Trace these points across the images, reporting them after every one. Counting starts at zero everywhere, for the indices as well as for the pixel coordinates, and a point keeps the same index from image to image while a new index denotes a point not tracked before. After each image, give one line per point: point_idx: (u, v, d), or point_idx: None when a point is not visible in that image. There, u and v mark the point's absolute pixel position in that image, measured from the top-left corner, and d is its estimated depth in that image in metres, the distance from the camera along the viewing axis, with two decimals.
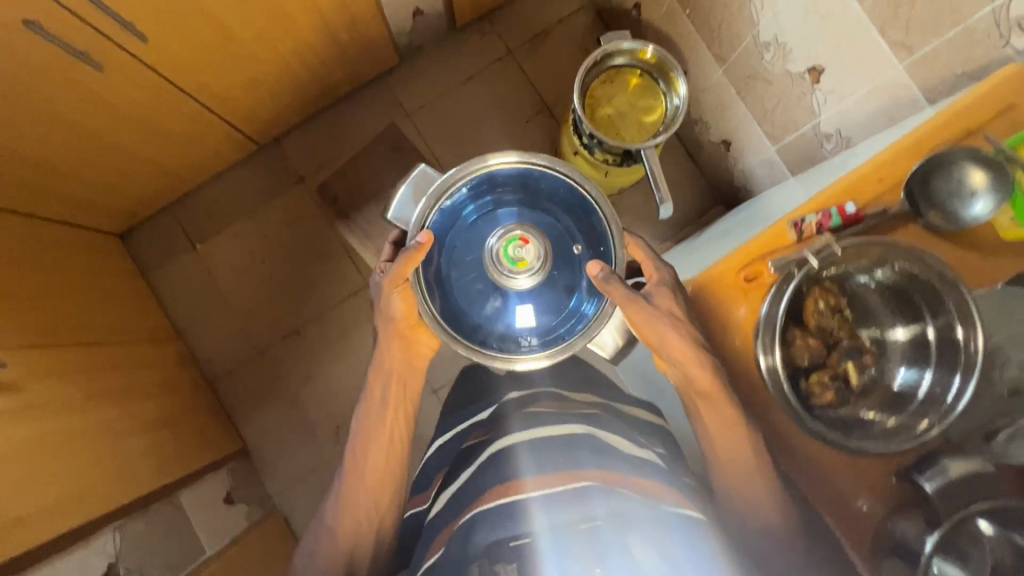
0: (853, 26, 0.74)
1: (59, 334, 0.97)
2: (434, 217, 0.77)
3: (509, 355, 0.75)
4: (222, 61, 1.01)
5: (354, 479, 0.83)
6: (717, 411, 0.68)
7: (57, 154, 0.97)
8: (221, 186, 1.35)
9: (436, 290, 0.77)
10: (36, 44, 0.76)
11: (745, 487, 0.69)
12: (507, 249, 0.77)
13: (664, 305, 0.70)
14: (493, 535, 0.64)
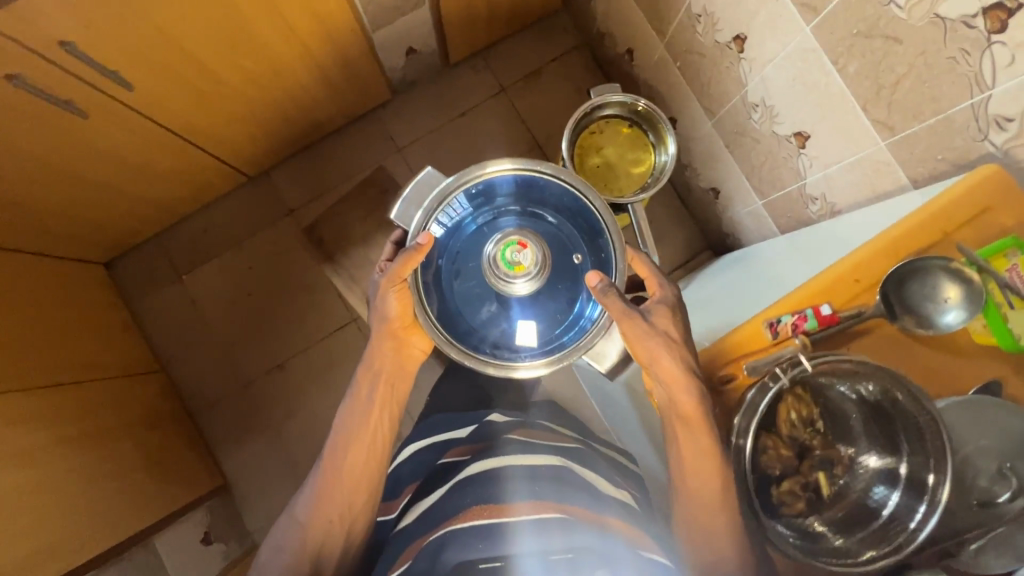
0: (839, 100, 0.75)
1: (40, 374, 0.96)
2: (434, 226, 0.75)
3: (507, 363, 0.73)
4: (212, 103, 1.01)
5: (332, 472, 0.78)
6: (704, 433, 0.67)
7: (40, 193, 0.96)
8: (209, 216, 1.33)
9: (433, 292, 0.76)
10: (20, 97, 0.76)
11: (706, 515, 0.69)
12: (504, 253, 0.75)
13: (662, 324, 0.70)
14: (464, 555, 0.67)
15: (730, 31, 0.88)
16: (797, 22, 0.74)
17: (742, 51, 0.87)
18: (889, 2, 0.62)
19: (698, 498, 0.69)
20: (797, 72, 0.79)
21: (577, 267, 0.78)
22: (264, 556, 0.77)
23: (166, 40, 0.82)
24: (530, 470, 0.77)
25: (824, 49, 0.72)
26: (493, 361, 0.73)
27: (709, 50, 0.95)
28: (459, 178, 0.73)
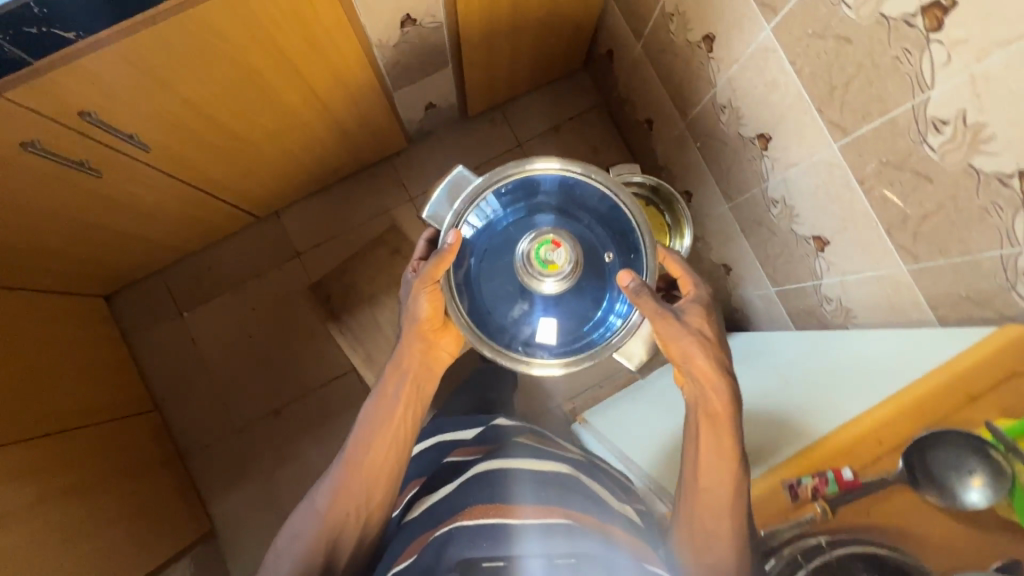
0: (861, 218, 0.74)
1: (33, 423, 0.94)
2: (466, 224, 0.69)
3: (526, 359, 0.67)
4: (226, 156, 0.99)
5: (352, 466, 0.75)
6: (723, 428, 0.64)
7: (47, 237, 0.95)
8: (214, 253, 1.32)
9: (464, 288, 0.69)
10: (35, 160, 0.75)
11: (713, 519, 0.64)
12: (540, 252, 0.66)
13: (694, 324, 0.65)
14: (468, 552, 0.62)
15: (754, 128, 0.87)
16: (826, 137, 0.74)
17: (766, 148, 0.86)
18: (921, 142, 0.61)
19: (707, 500, 0.64)
20: (821, 181, 0.78)
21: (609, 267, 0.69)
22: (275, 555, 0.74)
23: (187, 104, 0.81)
24: (537, 476, 0.73)
25: (850, 167, 0.72)
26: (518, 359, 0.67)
27: (732, 139, 0.95)
28: (492, 175, 0.67)
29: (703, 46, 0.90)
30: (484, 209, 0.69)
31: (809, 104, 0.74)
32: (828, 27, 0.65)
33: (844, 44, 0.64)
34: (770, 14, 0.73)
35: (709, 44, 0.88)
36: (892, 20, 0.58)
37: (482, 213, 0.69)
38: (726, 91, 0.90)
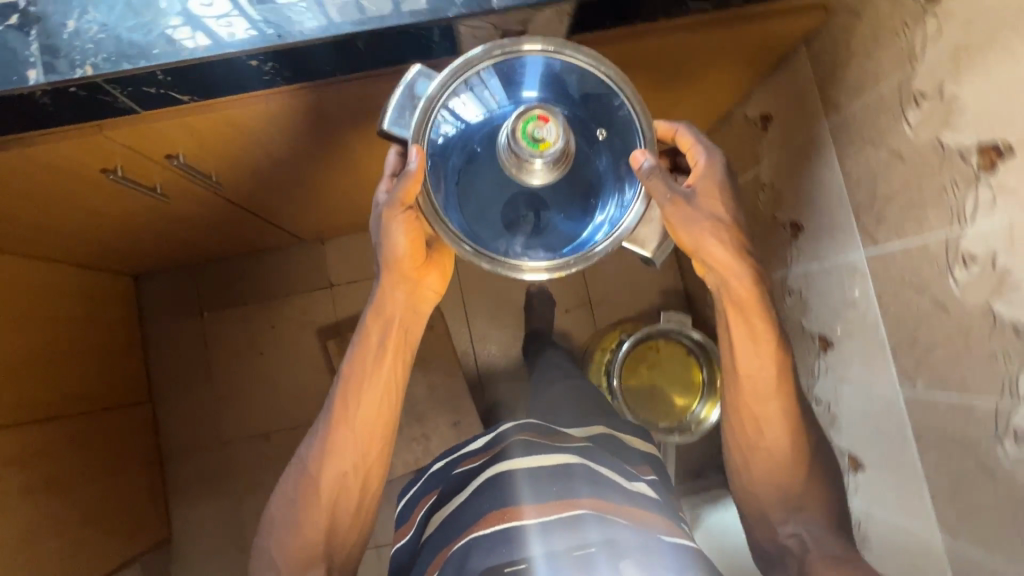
0: (907, 468, 0.72)
1: (25, 411, 0.93)
2: (442, 114, 0.56)
3: (513, 261, 0.55)
4: (290, 198, 0.99)
5: (348, 412, 0.69)
6: (750, 314, 0.63)
7: (98, 231, 0.95)
8: (250, 262, 1.31)
9: (450, 189, 0.58)
10: (112, 183, 0.75)
11: (759, 415, 0.68)
12: (523, 131, 0.52)
13: (709, 207, 0.59)
14: (490, 562, 0.59)
15: (817, 327, 0.86)
16: (891, 377, 0.72)
17: (824, 352, 0.85)
18: (995, 442, 0.58)
19: (750, 390, 0.67)
20: (874, 413, 0.76)
21: (604, 167, 0.60)
22: (271, 547, 0.68)
23: (271, 159, 0.80)
24: (532, 472, 0.67)
25: (911, 421, 0.70)
26: (514, 261, 0.55)
27: (793, 323, 0.93)
28: (465, 60, 0.53)
29: (788, 230, 0.89)
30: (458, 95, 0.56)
31: (883, 341, 0.72)
32: (927, 287, 0.63)
33: (940, 311, 0.62)
34: (869, 242, 0.72)
35: (796, 231, 0.87)
36: (997, 317, 0.55)
37: (459, 102, 0.57)
38: (799, 280, 0.89)
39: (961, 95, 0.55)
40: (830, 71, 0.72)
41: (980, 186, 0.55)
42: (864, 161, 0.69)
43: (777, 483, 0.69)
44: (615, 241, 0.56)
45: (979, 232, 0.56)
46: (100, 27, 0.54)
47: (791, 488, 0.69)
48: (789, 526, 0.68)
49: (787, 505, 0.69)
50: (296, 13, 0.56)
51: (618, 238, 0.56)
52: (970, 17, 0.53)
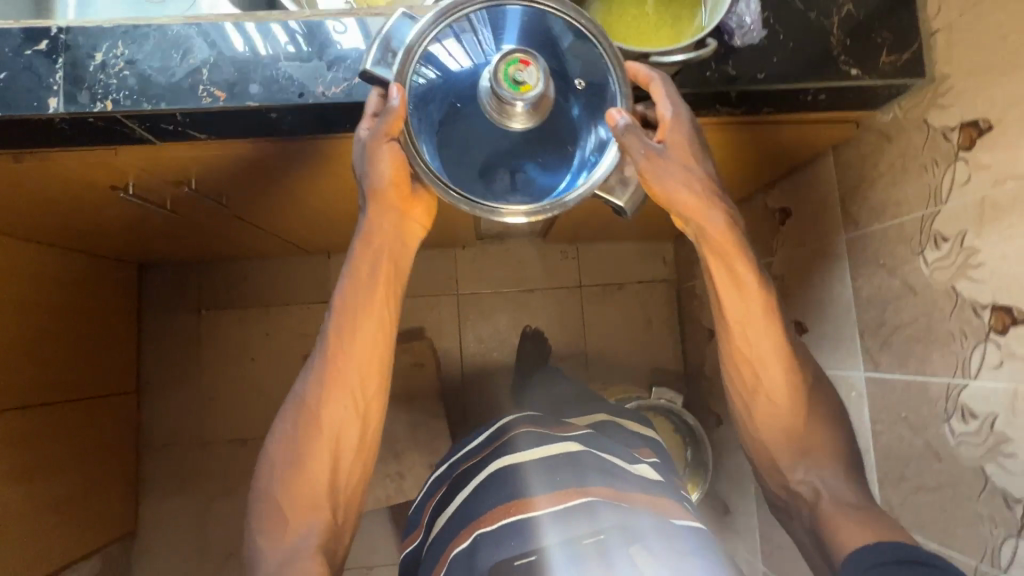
0: None
1: (14, 395, 0.93)
2: (428, 57, 0.46)
3: (493, 204, 0.46)
4: (297, 220, 0.99)
5: (348, 342, 0.57)
6: (734, 263, 0.55)
7: (109, 230, 0.95)
8: (255, 266, 1.31)
9: (427, 137, 0.48)
10: (122, 198, 0.76)
11: (758, 366, 0.59)
12: (505, 71, 0.43)
13: (680, 157, 0.51)
14: (499, 556, 0.55)
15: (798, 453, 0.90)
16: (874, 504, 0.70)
17: None
18: None
19: (742, 342, 0.58)
20: None
21: (580, 115, 0.49)
22: (266, 492, 0.56)
23: (284, 194, 0.80)
24: (544, 464, 0.62)
25: None
26: (492, 205, 0.46)
27: None
28: (445, 6, 0.44)
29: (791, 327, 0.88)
30: (440, 40, 0.46)
31: (870, 466, 0.70)
32: (923, 428, 0.62)
33: (933, 456, 0.61)
34: (870, 363, 0.70)
35: (799, 331, 0.85)
36: (989, 479, 0.54)
37: (445, 47, 0.46)
38: None
39: (983, 251, 0.54)
40: (854, 187, 0.71)
41: (988, 344, 0.54)
42: (877, 285, 0.68)
43: (789, 436, 0.60)
44: (592, 187, 0.47)
45: (982, 390, 0.54)
46: (126, 63, 0.54)
47: (812, 447, 0.60)
48: (799, 474, 0.60)
49: (794, 450, 0.61)
50: (321, 73, 0.56)
51: (596, 184, 0.47)
52: (1002, 175, 0.51)
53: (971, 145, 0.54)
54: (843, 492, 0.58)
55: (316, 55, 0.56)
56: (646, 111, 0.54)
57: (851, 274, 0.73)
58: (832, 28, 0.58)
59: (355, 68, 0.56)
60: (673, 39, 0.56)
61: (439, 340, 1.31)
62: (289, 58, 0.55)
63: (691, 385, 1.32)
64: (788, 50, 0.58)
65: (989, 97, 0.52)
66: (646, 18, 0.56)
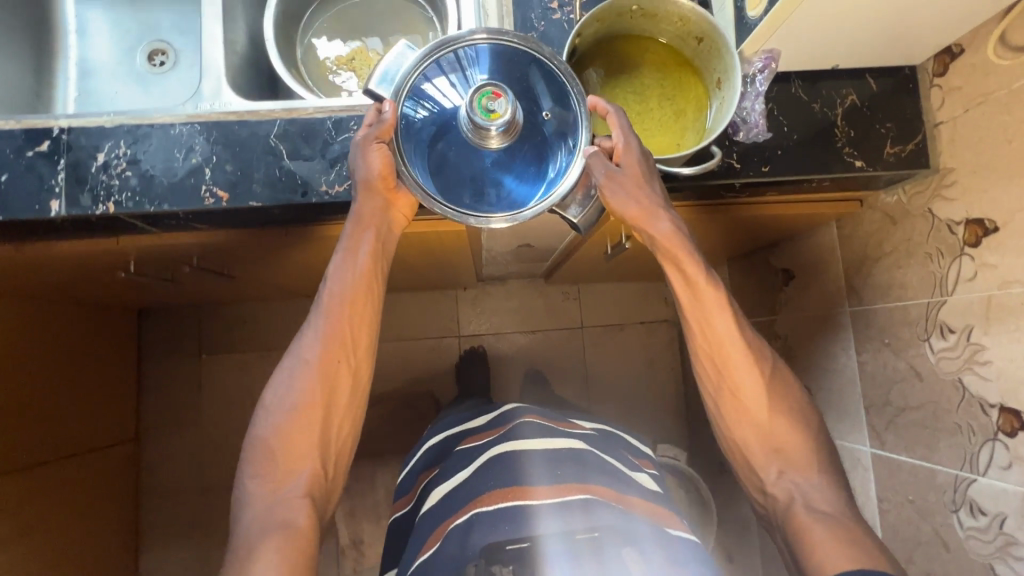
0: None
1: (28, 454, 0.93)
2: (423, 89, 0.49)
3: (472, 213, 0.47)
4: (299, 281, 0.98)
5: (349, 292, 0.53)
6: (686, 265, 0.51)
7: (112, 291, 0.94)
8: (255, 310, 1.30)
9: (418, 151, 0.50)
10: (120, 273, 0.75)
11: (722, 363, 0.53)
12: (477, 101, 0.45)
13: (633, 177, 0.50)
14: (493, 536, 0.53)
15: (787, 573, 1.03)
16: None
17: None
18: None
19: (707, 342, 0.53)
20: None
21: (550, 133, 0.50)
22: (261, 435, 0.51)
23: (285, 263, 0.80)
24: (548, 455, 0.61)
25: None
26: (467, 214, 0.47)
27: None
28: (437, 41, 0.47)
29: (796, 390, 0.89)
30: (431, 75, 0.49)
31: None
32: (930, 515, 0.62)
33: (941, 544, 0.61)
34: (876, 440, 0.70)
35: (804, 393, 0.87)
36: None
37: (438, 86, 0.49)
38: None
39: (990, 349, 0.54)
40: (858, 262, 0.72)
41: (997, 443, 0.53)
42: (882, 363, 0.68)
43: (760, 434, 0.52)
44: (549, 204, 0.47)
45: (990, 488, 0.54)
46: (128, 163, 0.54)
47: (790, 454, 0.52)
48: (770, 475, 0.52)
49: (766, 449, 0.52)
50: (324, 170, 0.55)
51: (554, 201, 0.47)
52: (1008, 278, 0.52)
53: (977, 243, 0.55)
54: (819, 499, 0.49)
55: (318, 153, 0.56)
56: (599, 144, 0.51)
57: (856, 350, 0.73)
58: (836, 120, 0.58)
59: None
60: (678, 138, 0.56)
61: (441, 384, 1.29)
62: (292, 156, 0.55)
63: (693, 426, 1.31)
64: (793, 143, 0.58)
65: (995, 199, 0.53)
66: (653, 107, 0.56)
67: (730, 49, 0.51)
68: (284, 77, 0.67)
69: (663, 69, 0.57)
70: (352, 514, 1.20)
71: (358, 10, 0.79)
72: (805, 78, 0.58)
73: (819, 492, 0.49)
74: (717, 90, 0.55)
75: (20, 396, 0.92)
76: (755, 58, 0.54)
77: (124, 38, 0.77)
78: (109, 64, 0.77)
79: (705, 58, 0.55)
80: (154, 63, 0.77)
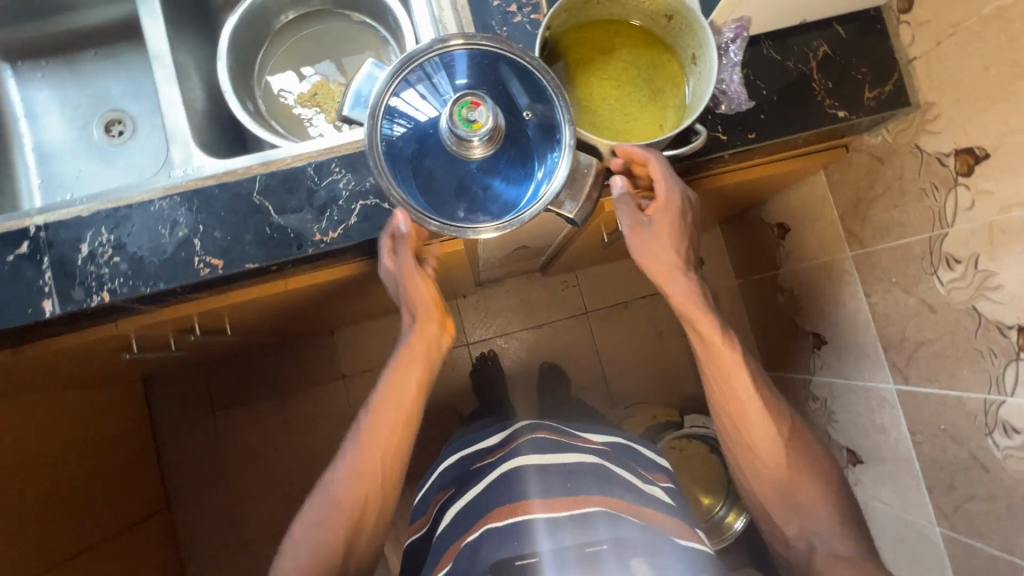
0: None
1: (66, 545, 0.92)
2: (398, 106, 0.48)
3: (467, 225, 0.47)
4: (302, 324, 0.97)
5: (396, 397, 0.61)
6: (702, 326, 0.58)
7: (116, 370, 0.92)
8: (260, 358, 1.29)
9: (397, 168, 0.48)
10: (118, 352, 0.73)
11: (739, 417, 0.60)
12: (457, 114, 0.44)
13: (657, 231, 0.56)
14: (504, 552, 0.54)
15: None
16: (927, 512, 0.71)
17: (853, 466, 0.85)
18: None
19: (726, 399, 0.60)
20: None
21: (533, 132, 0.50)
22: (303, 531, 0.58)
23: (286, 311, 0.79)
24: (540, 467, 0.61)
25: (949, 558, 0.69)
26: (463, 226, 0.47)
27: (817, 429, 0.94)
28: (406, 56, 0.46)
29: (811, 338, 0.90)
30: (401, 91, 0.48)
31: (916, 472, 0.72)
32: (965, 440, 0.63)
33: (980, 467, 0.61)
34: (899, 376, 0.71)
35: (819, 342, 0.88)
36: None
37: (411, 102, 0.48)
38: (825, 389, 0.90)
39: (998, 274, 0.55)
40: (853, 206, 0.73)
41: (1021, 362, 0.54)
42: (893, 302, 0.69)
43: (776, 484, 0.59)
44: (543, 204, 0.47)
45: (1020, 406, 0.55)
46: (114, 249, 0.53)
47: (804, 504, 0.59)
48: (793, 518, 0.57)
49: (785, 501, 0.59)
50: (314, 219, 0.54)
51: (547, 201, 0.47)
52: (1007, 202, 0.52)
53: (970, 171, 0.56)
54: (839, 546, 0.55)
55: (305, 203, 0.54)
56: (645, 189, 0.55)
57: (865, 291, 0.74)
58: (811, 73, 0.58)
59: (349, 209, 0.54)
60: (659, 118, 0.54)
61: (458, 395, 1.29)
62: (280, 211, 0.54)
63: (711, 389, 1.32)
64: (774, 104, 0.58)
65: (980, 126, 0.54)
66: (629, 90, 0.55)
67: (703, 24, 0.50)
68: (251, 127, 0.65)
69: (637, 50, 0.56)
70: (397, 540, 1.20)
71: (311, 41, 0.77)
72: (774, 36, 0.58)
73: (834, 541, 0.56)
74: (692, 66, 0.54)
75: (42, 491, 0.90)
76: (725, 28, 0.53)
77: (77, 114, 0.75)
78: (66, 143, 0.74)
79: (677, 35, 0.54)
80: (112, 135, 0.75)
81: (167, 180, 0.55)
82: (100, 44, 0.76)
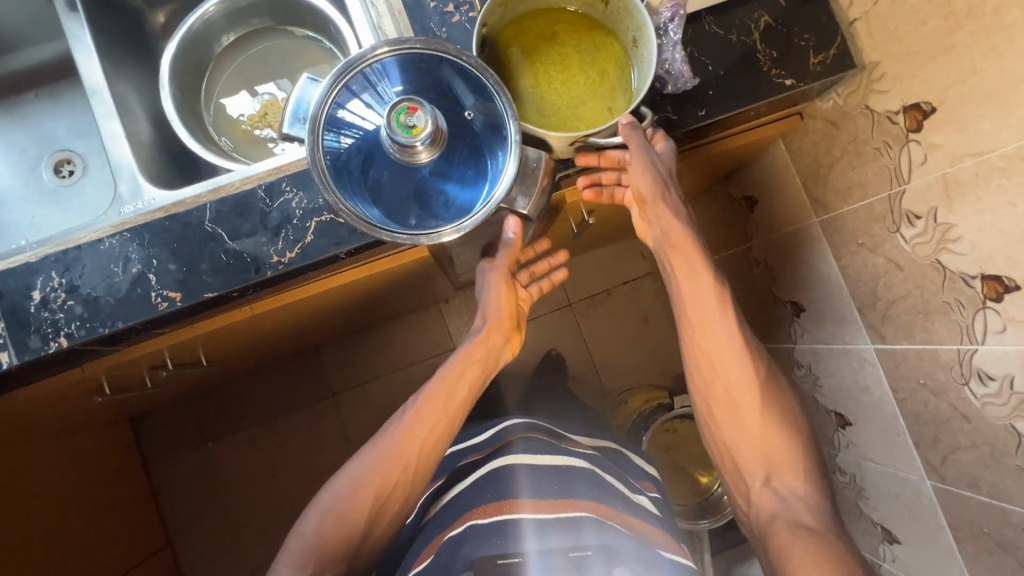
0: None
1: None
2: (342, 117, 0.47)
3: (422, 232, 0.46)
4: (282, 346, 0.96)
5: (453, 379, 0.64)
6: (694, 262, 0.59)
7: (97, 412, 0.91)
8: (246, 384, 1.27)
9: (347, 180, 0.47)
10: (90, 395, 0.72)
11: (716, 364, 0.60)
12: (395, 120, 0.44)
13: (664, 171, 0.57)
14: (488, 550, 0.56)
15: None
16: (917, 467, 0.72)
17: (843, 428, 0.85)
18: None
19: (703, 337, 0.60)
20: None
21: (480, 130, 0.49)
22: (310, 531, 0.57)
23: (261, 335, 0.78)
24: (532, 468, 0.63)
25: (943, 510, 0.69)
26: (416, 233, 0.46)
27: (805, 395, 0.94)
28: (342, 66, 0.45)
29: (789, 308, 0.91)
30: (343, 102, 0.47)
31: (902, 428, 0.72)
32: (944, 393, 0.63)
33: (961, 417, 0.62)
34: (876, 336, 0.72)
35: (798, 310, 0.88)
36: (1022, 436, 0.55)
37: (355, 111, 0.48)
38: (808, 355, 0.90)
39: (957, 224, 0.55)
40: (815, 171, 0.73)
41: (988, 311, 0.54)
42: (862, 263, 0.69)
43: (755, 447, 0.59)
44: (493, 205, 0.46)
45: (993, 352, 0.55)
46: (67, 292, 0.52)
47: (777, 464, 0.59)
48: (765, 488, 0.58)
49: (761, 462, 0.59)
50: (270, 241, 0.53)
51: (496, 202, 0.46)
52: (960, 152, 0.53)
53: (920, 127, 0.56)
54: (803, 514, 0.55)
55: (259, 225, 0.53)
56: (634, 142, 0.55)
57: (834, 255, 0.74)
58: (755, 44, 0.57)
59: (304, 226, 0.53)
60: (609, 101, 0.54)
61: None
62: (233, 237, 0.53)
63: None
64: (721, 79, 0.57)
65: (924, 81, 0.55)
66: (575, 76, 0.54)
67: (639, 6, 0.50)
68: (200, 154, 0.64)
69: (579, 37, 0.55)
70: None
71: (256, 61, 0.76)
72: (714, 11, 0.58)
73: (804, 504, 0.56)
74: (635, 48, 0.54)
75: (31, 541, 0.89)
76: (661, 8, 0.55)
77: (24, 158, 0.73)
78: (14, 189, 0.72)
79: (615, 18, 0.54)
80: (62, 175, 0.73)
81: (116, 216, 0.54)
82: (40, 85, 0.75)
